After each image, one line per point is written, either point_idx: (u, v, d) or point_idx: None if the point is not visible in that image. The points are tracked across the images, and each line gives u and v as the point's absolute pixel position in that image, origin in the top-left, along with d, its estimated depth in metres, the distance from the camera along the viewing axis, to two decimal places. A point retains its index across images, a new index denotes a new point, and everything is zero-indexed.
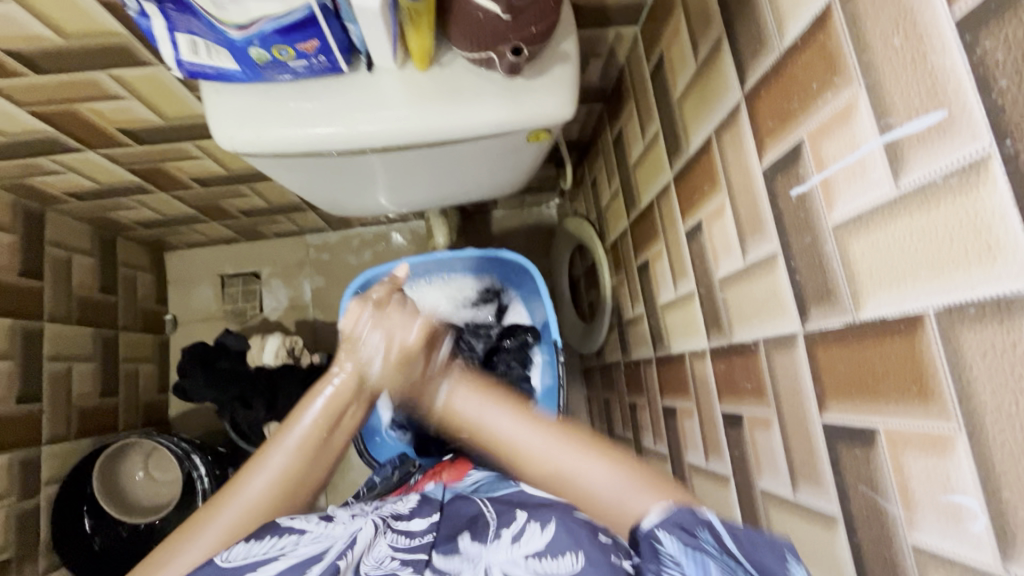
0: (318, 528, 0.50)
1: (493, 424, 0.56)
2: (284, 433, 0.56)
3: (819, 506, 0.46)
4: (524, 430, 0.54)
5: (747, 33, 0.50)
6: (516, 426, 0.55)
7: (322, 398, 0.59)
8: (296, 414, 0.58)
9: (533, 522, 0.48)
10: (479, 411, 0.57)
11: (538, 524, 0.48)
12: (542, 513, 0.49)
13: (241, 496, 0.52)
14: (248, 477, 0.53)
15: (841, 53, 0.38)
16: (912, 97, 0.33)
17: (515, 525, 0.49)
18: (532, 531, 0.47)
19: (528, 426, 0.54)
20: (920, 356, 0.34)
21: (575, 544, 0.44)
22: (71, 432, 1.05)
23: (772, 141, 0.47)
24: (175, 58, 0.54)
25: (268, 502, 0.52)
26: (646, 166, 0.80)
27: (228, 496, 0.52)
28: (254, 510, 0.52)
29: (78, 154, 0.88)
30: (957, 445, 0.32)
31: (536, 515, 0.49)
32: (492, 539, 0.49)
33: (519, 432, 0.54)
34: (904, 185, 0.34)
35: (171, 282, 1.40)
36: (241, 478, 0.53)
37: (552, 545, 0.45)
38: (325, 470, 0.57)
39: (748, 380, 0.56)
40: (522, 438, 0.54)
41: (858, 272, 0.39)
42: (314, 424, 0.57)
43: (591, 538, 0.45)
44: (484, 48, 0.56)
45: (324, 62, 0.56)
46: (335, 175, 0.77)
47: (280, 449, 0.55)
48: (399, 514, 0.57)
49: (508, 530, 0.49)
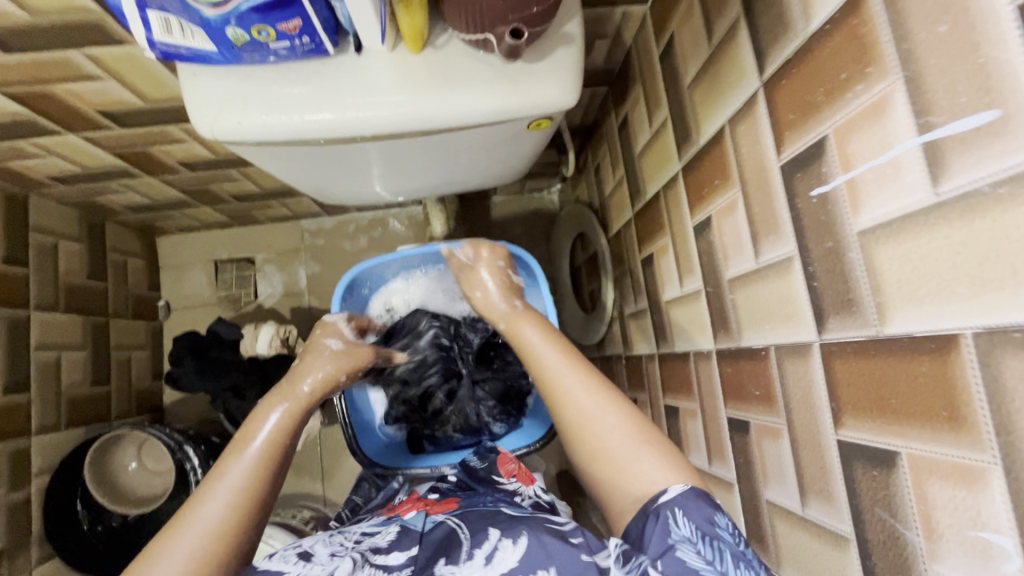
0: (295, 569, 0.48)
1: (548, 360, 0.60)
2: (240, 450, 0.54)
3: (829, 525, 0.44)
4: (565, 372, 0.57)
5: (768, 16, 0.46)
6: (563, 368, 0.58)
7: (274, 415, 0.58)
8: (247, 432, 0.56)
9: (509, 542, 0.48)
10: (543, 343, 0.61)
11: (510, 540, 0.49)
12: (513, 530, 0.50)
13: (198, 521, 0.48)
14: (208, 495, 0.51)
15: (876, 41, 0.35)
16: (960, 94, 0.30)
17: (487, 544, 0.49)
18: (503, 548, 0.48)
19: (570, 369, 0.58)
20: (952, 379, 0.32)
21: (545, 560, 0.46)
22: (62, 421, 1.03)
23: (791, 136, 0.44)
24: (147, 37, 0.49)
25: (228, 522, 0.49)
26: (652, 155, 0.76)
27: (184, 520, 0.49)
28: (210, 533, 0.48)
29: (58, 137, 0.84)
30: (991, 479, 0.30)
31: (513, 536, 0.49)
32: (465, 560, 0.48)
33: (563, 370, 0.58)
34: (942, 193, 0.31)
35: (163, 267, 1.37)
36: (198, 498, 0.51)
37: (524, 561, 0.46)
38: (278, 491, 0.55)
39: (757, 387, 0.53)
40: (564, 376, 0.57)
41: (883, 283, 0.36)
42: (273, 438, 0.56)
43: (560, 544, 0.48)
44: (481, 30, 0.52)
45: (308, 43, 0.52)
46: (325, 163, 0.74)
47: (238, 463, 0.53)
48: (379, 546, 0.53)
49: (480, 550, 0.49)
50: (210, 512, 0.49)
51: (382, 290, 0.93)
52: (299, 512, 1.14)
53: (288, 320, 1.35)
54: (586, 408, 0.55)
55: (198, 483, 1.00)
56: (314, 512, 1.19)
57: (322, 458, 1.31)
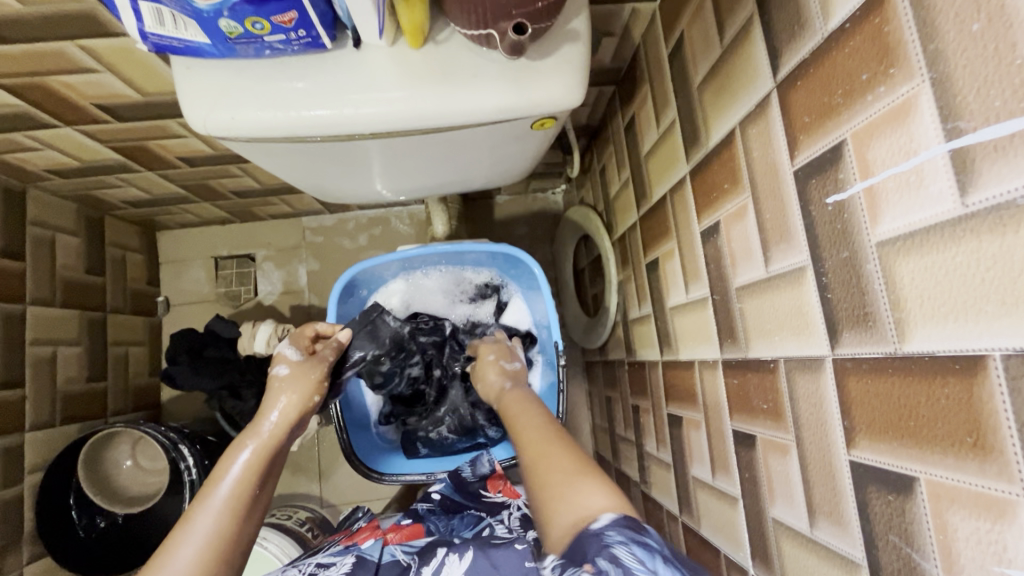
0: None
1: (524, 418, 0.63)
2: (209, 494, 0.54)
3: (839, 548, 0.42)
4: (530, 426, 0.61)
5: (782, 14, 0.44)
6: (529, 425, 0.61)
7: (247, 453, 0.58)
8: (217, 475, 0.56)
9: (456, 557, 0.48)
10: (530, 406, 0.65)
11: (456, 554, 0.48)
12: (460, 546, 0.49)
13: (169, 569, 0.47)
14: (179, 540, 0.49)
15: (900, 40, 0.33)
16: (993, 97, 0.28)
17: (435, 561, 0.48)
18: (450, 563, 0.47)
19: (536, 430, 0.59)
20: (978, 402, 0.30)
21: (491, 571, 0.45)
22: (57, 418, 1.02)
23: (806, 139, 0.42)
24: (138, 28, 0.48)
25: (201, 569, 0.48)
26: (659, 157, 0.74)
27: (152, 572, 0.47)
28: None
29: (55, 130, 0.83)
30: (1019, 513, 0.28)
31: (460, 550, 0.48)
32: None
33: (530, 428, 0.60)
34: (971, 204, 0.29)
35: (163, 263, 1.36)
36: (169, 547, 0.49)
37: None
38: (255, 528, 0.55)
39: (764, 400, 0.51)
40: (529, 426, 0.61)
41: (903, 298, 0.34)
42: (243, 477, 0.56)
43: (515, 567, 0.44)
44: (483, 26, 0.50)
45: (304, 37, 0.50)
46: (323, 161, 0.72)
47: (209, 508, 0.52)
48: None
49: (428, 568, 0.48)
50: (182, 559, 0.48)
51: (381, 289, 0.91)
52: (295, 514, 1.12)
53: (288, 318, 1.34)
54: (540, 448, 0.56)
55: (193, 483, 0.98)
56: (310, 514, 1.17)
57: (320, 458, 1.30)
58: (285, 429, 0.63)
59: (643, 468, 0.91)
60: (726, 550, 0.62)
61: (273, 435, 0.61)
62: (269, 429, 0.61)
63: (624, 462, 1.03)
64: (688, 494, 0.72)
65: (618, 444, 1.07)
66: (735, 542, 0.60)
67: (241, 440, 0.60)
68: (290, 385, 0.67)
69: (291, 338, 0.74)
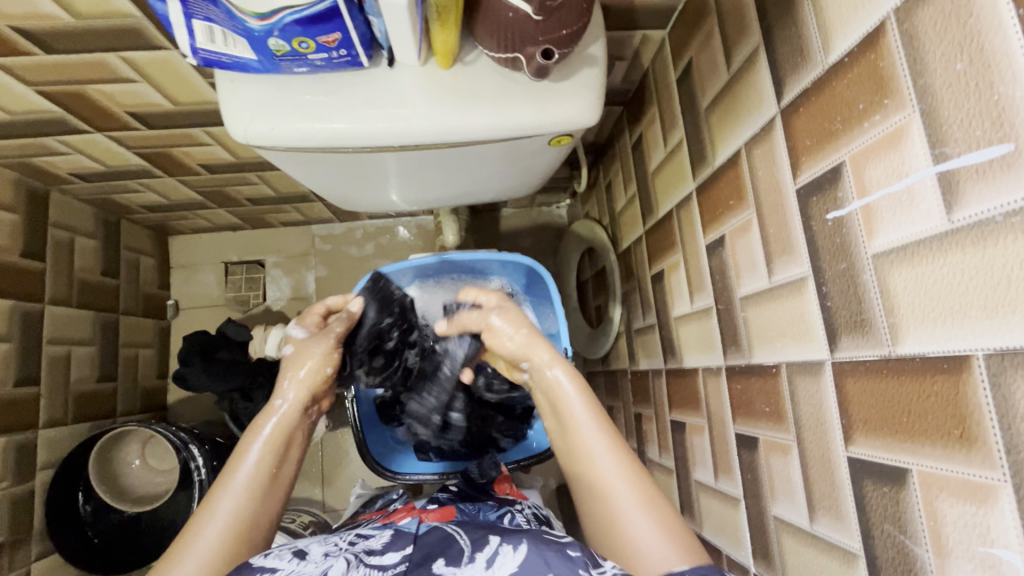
0: (289, 567, 0.47)
1: (581, 420, 0.58)
2: (231, 475, 0.56)
3: (838, 541, 0.45)
4: (595, 438, 0.56)
5: (787, 48, 0.48)
6: (593, 436, 0.56)
7: (266, 433, 0.60)
8: (238, 456, 0.58)
9: (509, 548, 0.47)
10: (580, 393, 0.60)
11: (510, 546, 0.47)
12: (514, 538, 0.48)
13: (194, 550, 0.50)
14: (202, 523, 0.52)
15: (894, 75, 0.37)
16: (974, 128, 0.32)
17: (488, 548, 0.48)
18: (503, 554, 0.46)
19: (609, 453, 0.55)
20: (964, 397, 0.33)
21: (543, 566, 0.44)
22: (68, 416, 1.03)
23: (808, 160, 0.46)
24: (190, 44, 0.51)
25: (226, 548, 0.51)
26: (665, 175, 0.78)
27: (179, 551, 0.50)
28: (214, 553, 0.50)
29: (86, 136, 0.87)
30: (1001, 497, 0.31)
31: (513, 542, 0.48)
32: (466, 564, 0.47)
33: (594, 439, 0.56)
34: (956, 220, 0.33)
35: (174, 267, 1.39)
36: (194, 528, 0.52)
37: (523, 567, 0.44)
38: (277, 508, 0.57)
39: (766, 403, 0.55)
40: (590, 438, 0.56)
41: (897, 305, 0.37)
42: (262, 458, 0.58)
43: (558, 555, 0.45)
44: (511, 49, 0.54)
45: (344, 56, 0.54)
46: (347, 170, 0.76)
47: (229, 491, 0.55)
48: (374, 548, 0.53)
49: (482, 554, 0.48)
50: (208, 538, 0.51)
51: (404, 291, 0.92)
52: (299, 517, 1.14)
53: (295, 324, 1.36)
54: (608, 476, 0.53)
55: (201, 483, 1.00)
56: (313, 517, 1.19)
57: (324, 463, 1.31)
58: (296, 411, 0.64)
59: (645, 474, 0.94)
60: (728, 550, 0.64)
61: (288, 415, 0.63)
62: (279, 414, 0.62)
63: None
64: (691, 497, 0.75)
65: None
66: (737, 542, 0.62)
67: (258, 421, 0.61)
68: (298, 365, 0.68)
69: (301, 317, 0.77)
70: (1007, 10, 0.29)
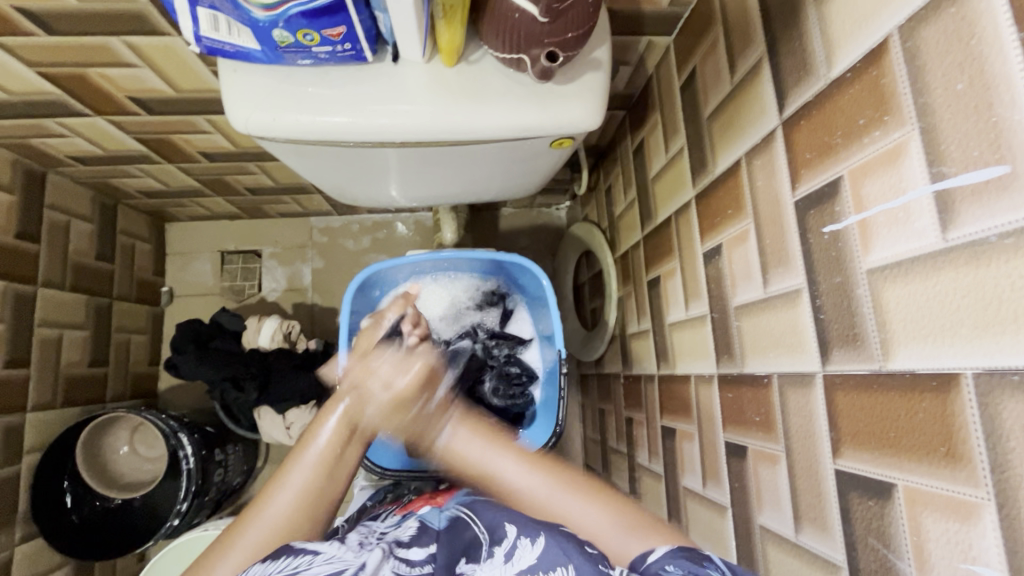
0: (331, 550, 0.47)
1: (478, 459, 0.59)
2: (301, 451, 0.57)
3: (822, 552, 0.45)
4: (500, 459, 0.58)
5: (791, 60, 0.48)
6: (504, 466, 0.57)
7: (337, 416, 0.59)
8: (309, 433, 0.59)
9: (527, 542, 0.47)
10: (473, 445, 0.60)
11: (529, 539, 0.47)
12: (531, 529, 0.48)
13: (262, 518, 0.52)
14: (270, 494, 0.54)
15: (895, 92, 0.37)
16: (971, 148, 0.32)
17: (507, 543, 0.48)
18: (523, 546, 0.47)
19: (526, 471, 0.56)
20: (951, 415, 0.33)
21: (563, 557, 0.44)
22: (57, 400, 1.03)
23: (807, 173, 0.46)
24: (193, 32, 0.51)
25: (290, 522, 0.53)
26: (665, 182, 0.78)
27: (252, 512, 0.53)
28: (272, 531, 0.52)
29: (86, 119, 0.86)
30: (984, 515, 0.31)
31: (531, 534, 0.48)
32: (485, 559, 0.47)
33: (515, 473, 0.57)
34: (951, 239, 0.33)
35: (170, 254, 1.38)
36: (263, 498, 0.54)
37: (545, 558, 0.45)
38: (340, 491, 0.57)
39: (757, 412, 0.55)
40: (508, 479, 0.57)
41: (889, 320, 0.38)
42: (331, 442, 0.57)
43: (581, 550, 0.45)
44: (516, 51, 0.54)
45: (348, 50, 0.54)
46: (347, 164, 0.75)
47: (301, 467, 0.55)
48: (401, 540, 0.53)
49: (501, 548, 0.48)
50: (274, 507, 0.53)
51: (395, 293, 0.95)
52: None
53: (290, 316, 1.35)
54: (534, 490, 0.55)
55: (190, 472, 0.99)
56: None
57: None
58: (368, 405, 0.62)
59: (634, 479, 0.94)
60: (712, 556, 0.65)
61: (358, 406, 0.61)
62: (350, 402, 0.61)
63: (615, 474, 1.05)
64: (679, 503, 0.75)
65: (609, 455, 1.10)
66: (722, 549, 0.63)
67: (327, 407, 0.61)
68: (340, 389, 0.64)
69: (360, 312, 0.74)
70: (1010, 32, 0.30)
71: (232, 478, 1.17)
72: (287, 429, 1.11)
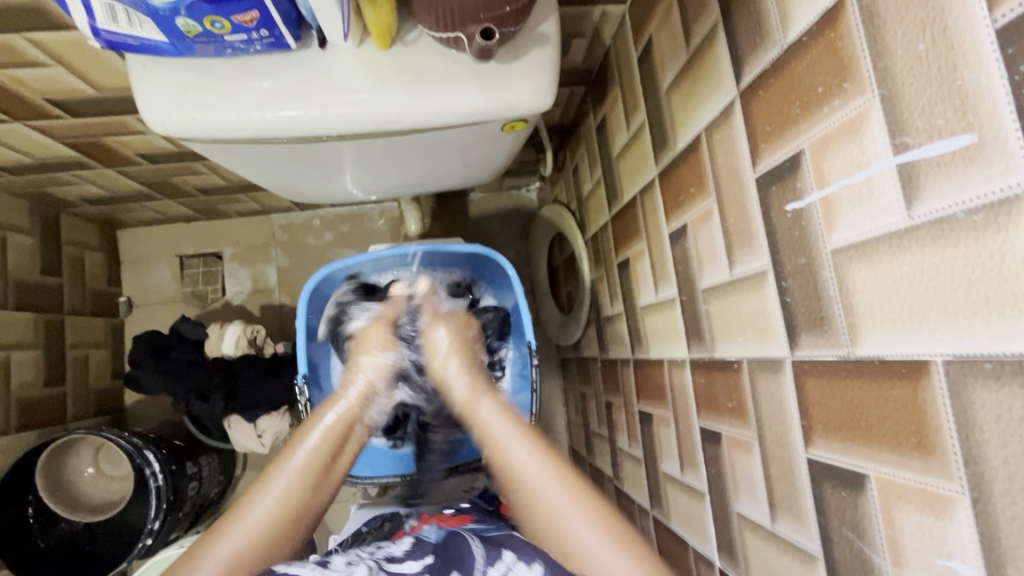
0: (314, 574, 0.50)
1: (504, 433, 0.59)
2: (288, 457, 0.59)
3: (797, 542, 0.44)
4: (513, 437, 0.58)
5: (745, 25, 0.45)
6: (549, 486, 0.54)
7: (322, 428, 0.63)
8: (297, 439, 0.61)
9: (525, 565, 0.50)
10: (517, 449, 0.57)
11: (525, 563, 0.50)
12: (529, 554, 0.52)
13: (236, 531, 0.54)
14: (250, 504, 0.55)
15: (853, 56, 0.34)
16: (936, 115, 0.29)
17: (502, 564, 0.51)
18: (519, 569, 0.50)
19: (541, 462, 0.56)
20: (922, 405, 0.31)
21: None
22: (12, 425, 0.97)
23: (767, 147, 0.43)
24: (89, 24, 0.46)
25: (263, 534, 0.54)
26: (629, 159, 0.75)
27: (230, 521, 0.54)
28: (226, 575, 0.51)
29: (4, 125, 0.79)
30: (959, 509, 0.30)
31: (529, 559, 0.51)
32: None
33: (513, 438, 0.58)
34: (917, 216, 0.30)
35: (124, 262, 1.32)
36: (243, 505, 0.55)
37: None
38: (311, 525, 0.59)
39: (728, 399, 0.53)
40: (540, 481, 0.55)
41: (857, 304, 0.35)
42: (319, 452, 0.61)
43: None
44: (451, 28, 0.49)
45: (266, 37, 0.49)
46: (292, 161, 0.70)
47: (283, 474, 0.57)
48: (392, 556, 0.57)
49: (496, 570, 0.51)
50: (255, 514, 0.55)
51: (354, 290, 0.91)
52: None
53: (257, 319, 1.30)
54: (541, 482, 0.55)
55: (159, 490, 0.95)
56: None
57: None
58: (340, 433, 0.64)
59: (616, 463, 0.93)
60: (694, 543, 0.63)
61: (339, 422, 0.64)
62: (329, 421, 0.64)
63: (598, 458, 1.04)
64: (659, 488, 0.74)
65: (592, 440, 1.09)
66: (702, 536, 0.61)
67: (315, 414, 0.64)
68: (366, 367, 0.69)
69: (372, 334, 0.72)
70: None
71: (208, 490, 1.13)
72: (258, 438, 1.05)
